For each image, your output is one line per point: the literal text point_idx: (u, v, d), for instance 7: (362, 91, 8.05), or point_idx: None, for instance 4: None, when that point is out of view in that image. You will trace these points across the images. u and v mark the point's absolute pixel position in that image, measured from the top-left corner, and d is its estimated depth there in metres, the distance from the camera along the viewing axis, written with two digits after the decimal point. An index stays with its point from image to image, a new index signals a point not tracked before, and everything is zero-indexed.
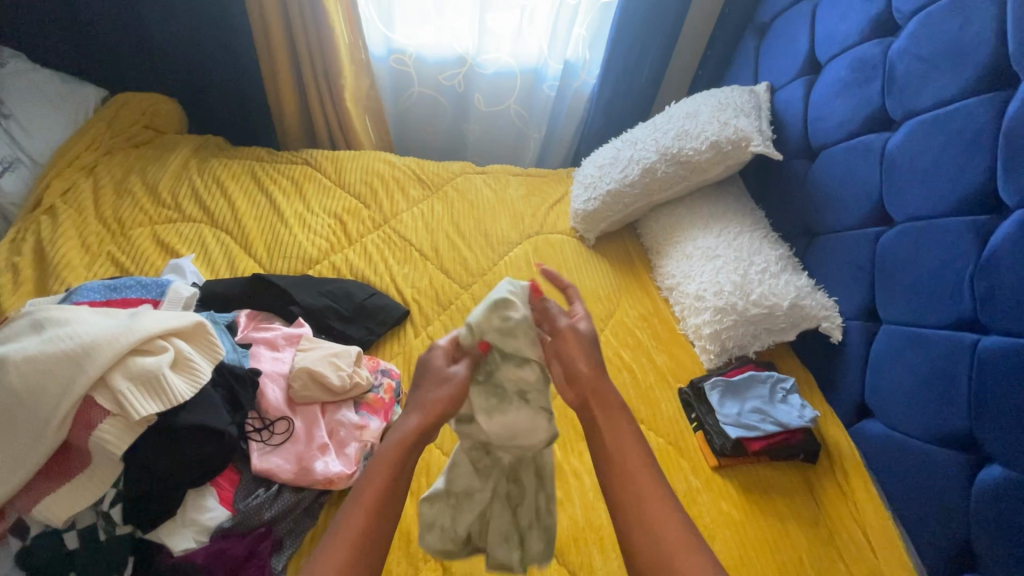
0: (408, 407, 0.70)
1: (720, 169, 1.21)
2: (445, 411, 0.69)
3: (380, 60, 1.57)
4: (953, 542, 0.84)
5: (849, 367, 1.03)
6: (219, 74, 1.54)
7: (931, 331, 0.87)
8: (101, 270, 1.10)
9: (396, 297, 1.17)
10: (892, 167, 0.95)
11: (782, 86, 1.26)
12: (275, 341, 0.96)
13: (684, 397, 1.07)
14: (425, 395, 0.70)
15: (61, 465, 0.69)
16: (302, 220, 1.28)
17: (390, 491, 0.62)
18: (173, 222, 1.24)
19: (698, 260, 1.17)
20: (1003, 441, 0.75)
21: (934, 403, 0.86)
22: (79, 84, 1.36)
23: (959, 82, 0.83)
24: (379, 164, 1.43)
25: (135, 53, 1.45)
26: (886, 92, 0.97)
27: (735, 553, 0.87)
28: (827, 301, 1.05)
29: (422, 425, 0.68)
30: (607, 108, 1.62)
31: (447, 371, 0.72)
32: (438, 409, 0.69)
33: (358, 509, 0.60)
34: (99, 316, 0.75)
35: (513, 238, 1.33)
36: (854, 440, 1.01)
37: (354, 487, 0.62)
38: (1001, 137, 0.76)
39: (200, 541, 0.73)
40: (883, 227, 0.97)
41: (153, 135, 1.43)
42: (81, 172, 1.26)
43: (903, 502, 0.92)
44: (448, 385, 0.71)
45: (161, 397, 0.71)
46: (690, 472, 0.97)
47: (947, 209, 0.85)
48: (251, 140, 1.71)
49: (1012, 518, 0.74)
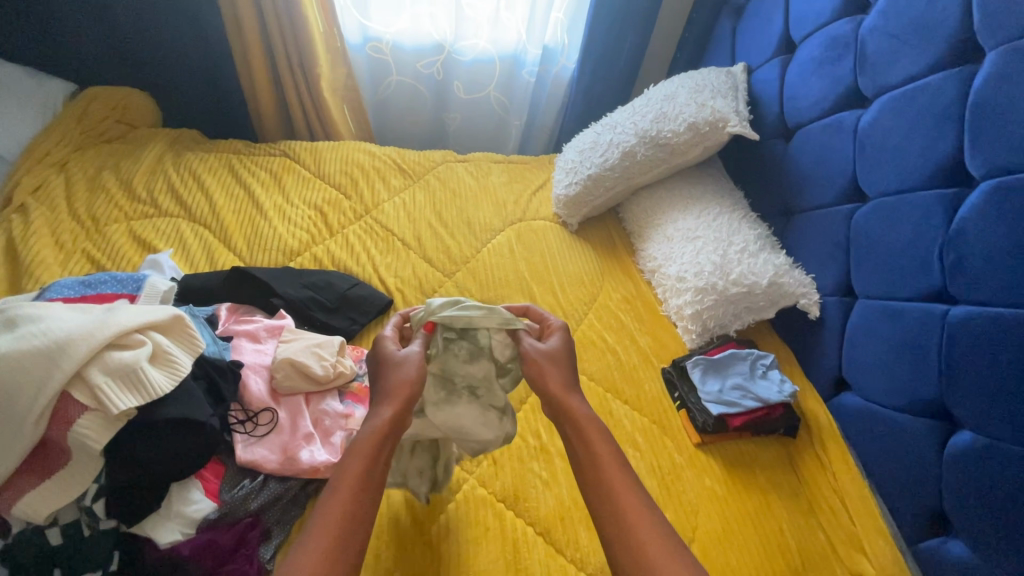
0: (378, 396, 0.70)
1: (699, 151, 1.22)
2: (412, 395, 0.70)
3: (356, 48, 1.55)
4: (928, 508, 0.86)
5: (826, 342, 1.05)
6: (192, 66, 1.51)
7: (904, 304, 0.89)
8: (76, 267, 1.09)
9: (379, 287, 1.17)
10: (864, 143, 0.96)
11: (758, 66, 1.26)
12: (257, 333, 0.96)
13: (667, 377, 1.08)
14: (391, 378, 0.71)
15: (41, 462, 0.69)
16: (282, 212, 1.26)
17: (367, 476, 0.63)
18: (149, 218, 1.22)
19: (678, 242, 1.18)
20: (972, 407, 0.77)
21: (907, 374, 0.88)
22: (46, 78, 1.33)
23: (926, 57, 0.85)
24: (359, 154, 1.41)
25: (104, 45, 1.42)
26: (858, 69, 0.98)
27: (718, 527, 0.89)
28: (805, 278, 1.07)
29: (395, 413, 0.68)
30: (587, 93, 1.61)
31: (399, 354, 0.74)
32: (405, 394, 0.70)
33: (337, 495, 0.61)
34: (72, 312, 0.73)
35: (495, 225, 1.33)
36: (832, 412, 1.03)
37: (331, 479, 0.63)
38: (968, 110, 0.78)
39: (186, 533, 0.73)
40: (857, 203, 0.99)
41: (126, 130, 1.40)
42: (52, 169, 1.24)
43: (879, 470, 0.94)
44: (408, 366, 0.72)
45: (140, 391, 0.70)
46: (674, 450, 0.99)
47: (917, 183, 0.86)
48: (228, 133, 1.69)
49: (982, 481, 0.77)
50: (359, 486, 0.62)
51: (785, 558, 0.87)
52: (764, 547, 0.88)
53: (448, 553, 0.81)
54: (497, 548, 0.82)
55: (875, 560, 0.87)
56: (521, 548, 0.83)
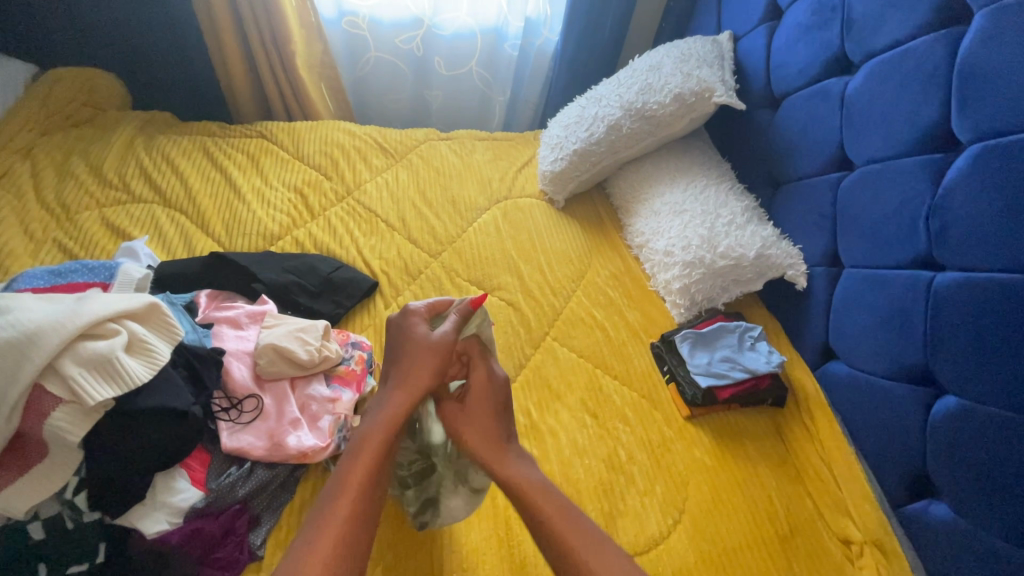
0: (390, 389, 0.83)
1: (685, 123, 1.19)
2: (424, 386, 0.83)
3: (331, 23, 1.49)
4: (913, 473, 0.88)
5: (813, 313, 1.05)
6: (159, 44, 1.45)
7: (891, 272, 0.89)
8: (48, 257, 1.05)
9: (364, 270, 1.15)
10: (851, 111, 0.95)
11: (744, 35, 1.24)
12: (238, 320, 0.93)
13: (656, 351, 1.08)
14: (404, 367, 0.85)
15: (19, 456, 0.67)
16: (260, 196, 1.23)
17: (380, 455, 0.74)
18: (122, 204, 1.18)
19: (665, 216, 1.17)
20: (957, 372, 0.78)
21: (893, 341, 0.88)
22: (5, 60, 1.27)
23: (914, 19, 0.83)
24: (338, 134, 1.38)
25: (66, 24, 1.36)
26: (845, 34, 0.96)
27: (708, 497, 0.90)
28: (793, 249, 1.06)
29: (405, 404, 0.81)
30: (571, 66, 1.58)
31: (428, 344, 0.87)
32: (416, 387, 0.83)
33: (349, 483, 0.70)
34: (40, 302, 0.71)
35: (481, 204, 1.30)
36: (819, 382, 1.04)
37: (342, 471, 0.72)
38: (954, 74, 0.77)
39: (173, 523, 0.72)
40: (844, 172, 0.98)
41: (94, 113, 1.35)
42: (17, 155, 1.19)
43: (866, 437, 0.96)
44: (426, 361, 0.85)
45: (117, 381, 0.69)
46: (664, 424, 0.99)
47: (904, 150, 0.86)
48: (203, 115, 1.63)
49: (964, 444, 0.78)
50: (370, 475, 0.72)
51: (774, 525, 0.88)
52: (753, 516, 0.89)
53: (440, 532, 0.81)
54: (490, 525, 0.83)
55: (861, 524, 0.89)
56: (513, 525, 0.83)
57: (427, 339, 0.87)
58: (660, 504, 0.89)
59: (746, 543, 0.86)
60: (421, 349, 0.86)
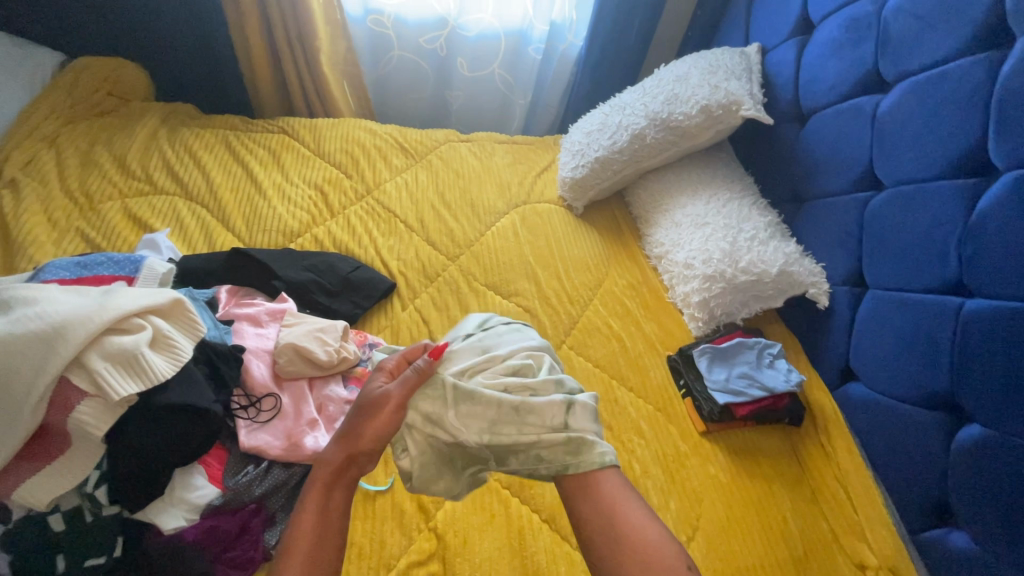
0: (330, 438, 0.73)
1: (710, 135, 1.18)
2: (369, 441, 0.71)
3: (356, 21, 1.49)
4: (932, 499, 0.86)
5: (834, 332, 1.04)
6: (186, 37, 1.46)
7: (918, 296, 0.87)
8: (71, 247, 1.06)
9: (382, 270, 1.15)
10: (883, 130, 0.93)
11: (773, 47, 1.22)
12: (258, 317, 0.94)
13: (672, 364, 1.07)
14: (347, 423, 0.73)
15: (41, 448, 0.68)
16: (281, 192, 1.23)
17: (326, 513, 0.67)
18: (144, 195, 1.18)
19: (687, 227, 1.16)
20: (983, 401, 0.77)
21: (917, 365, 0.87)
22: (35, 48, 1.27)
23: (952, 41, 0.82)
24: (359, 132, 1.37)
25: (95, 14, 1.36)
26: (879, 52, 0.95)
27: (721, 515, 0.90)
28: (815, 267, 1.05)
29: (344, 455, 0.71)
30: (595, 72, 1.57)
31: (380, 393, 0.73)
32: (358, 439, 0.71)
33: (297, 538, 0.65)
34: (69, 294, 0.71)
35: (500, 208, 1.30)
36: (838, 402, 1.03)
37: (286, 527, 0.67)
38: (995, 97, 0.75)
39: (190, 519, 0.72)
40: (872, 191, 0.97)
41: (118, 104, 1.35)
42: (43, 143, 1.19)
43: (883, 461, 0.95)
44: (380, 407, 0.72)
45: (141, 377, 0.69)
46: (678, 437, 0.99)
47: (937, 173, 0.84)
48: (223, 108, 1.63)
49: (988, 474, 0.77)
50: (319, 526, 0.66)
51: (788, 546, 0.88)
52: (767, 536, 0.88)
53: (452, 538, 0.81)
54: (503, 535, 0.82)
55: (877, 550, 0.88)
56: (526, 535, 0.83)
57: (374, 393, 0.73)
58: (673, 519, 0.88)
59: (760, 563, 0.86)
60: (363, 405, 0.72)
